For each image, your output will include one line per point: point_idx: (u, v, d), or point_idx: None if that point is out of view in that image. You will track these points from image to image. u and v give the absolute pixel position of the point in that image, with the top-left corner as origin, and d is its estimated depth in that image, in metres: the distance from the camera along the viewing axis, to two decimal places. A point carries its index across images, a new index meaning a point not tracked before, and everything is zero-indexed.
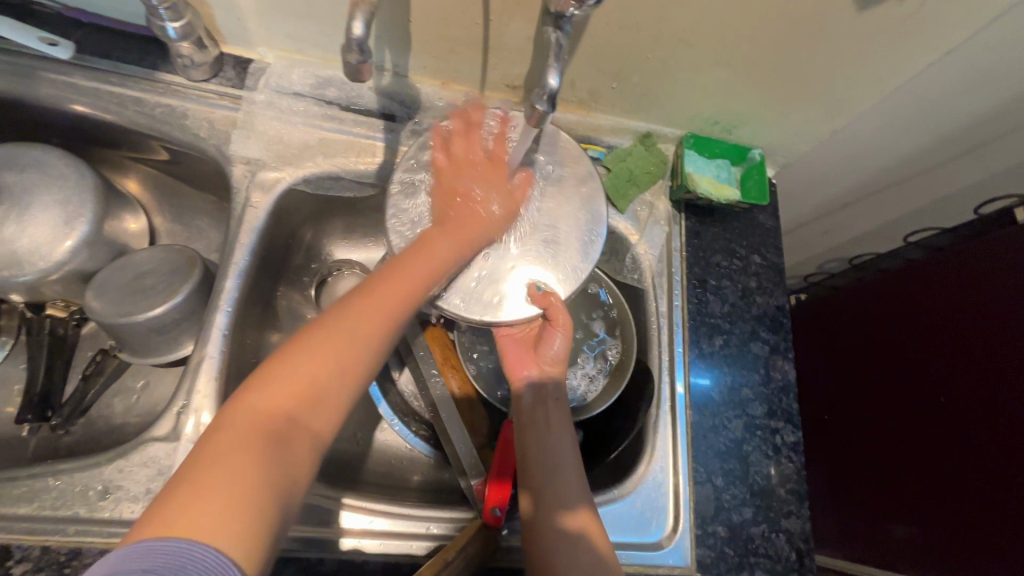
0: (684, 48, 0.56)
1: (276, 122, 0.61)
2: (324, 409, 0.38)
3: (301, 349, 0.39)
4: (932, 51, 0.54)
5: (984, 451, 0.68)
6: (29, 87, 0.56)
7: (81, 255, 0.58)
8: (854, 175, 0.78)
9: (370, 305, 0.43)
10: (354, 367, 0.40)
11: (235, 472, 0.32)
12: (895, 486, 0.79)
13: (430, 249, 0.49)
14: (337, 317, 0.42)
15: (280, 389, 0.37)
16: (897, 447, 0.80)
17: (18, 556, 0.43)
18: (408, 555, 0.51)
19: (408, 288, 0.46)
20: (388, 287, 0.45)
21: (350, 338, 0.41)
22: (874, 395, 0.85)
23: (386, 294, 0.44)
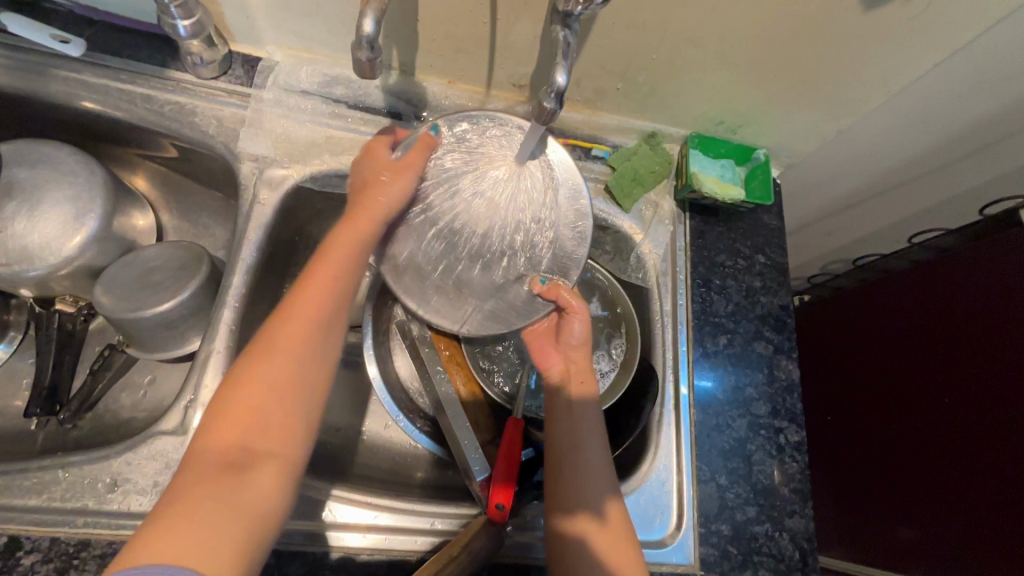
0: (690, 48, 0.56)
1: (284, 120, 0.61)
2: (274, 431, 0.40)
3: (237, 386, 0.41)
4: (938, 52, 0.54)
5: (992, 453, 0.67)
6: (41, 84, 0.57)
7: (91, 250, 0.58)
8: (859, 176, 0.78)
9: (291, 329, 0.43)
10: (291, 382, 0.42)
11: (197, 511, 0.35)
12: (898, 488, 0.79)
13: (337, 256, 0.48)
14: (262, 348, 0.42)
15: (229, 428, 0.39)
16: (899, 448, 0.80)
17: (28, 546, 0.43)
18: (413, 550, 0.51)
19: (325, 301, 0.45)
20: (305, 308, 0.45)
21: (288, 366, 0.42)
22: (878, 396, 0.85)
23: (305, 313, 0.44)
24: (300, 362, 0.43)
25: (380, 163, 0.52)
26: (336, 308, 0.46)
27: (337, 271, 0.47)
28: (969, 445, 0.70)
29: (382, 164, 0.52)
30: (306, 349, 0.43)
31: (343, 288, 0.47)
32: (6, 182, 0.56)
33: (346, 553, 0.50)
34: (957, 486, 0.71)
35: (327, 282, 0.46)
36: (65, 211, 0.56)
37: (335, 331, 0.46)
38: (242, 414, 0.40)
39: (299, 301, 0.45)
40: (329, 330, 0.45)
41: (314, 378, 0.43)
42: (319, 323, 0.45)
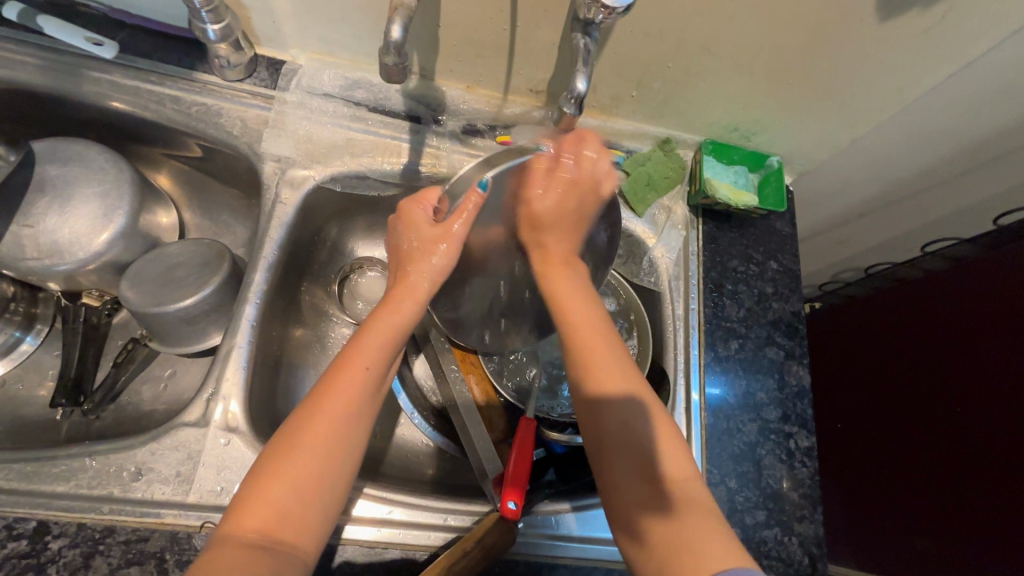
0: (706, 56, 0.57)
1: (306, 122, 0.63)
2: (299, 519, 0.38)
3: (262, 477, 0.39)
4: (953, 62, 0.55)
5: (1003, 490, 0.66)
6: (74, 84, 0.59)
7: (118, 246, 0.60)
8: (873, 184, 0.78)
9: (322, 417, 0.41)
10: (321, 462, 0.40)
11: None
12: (909, 504, 0.79)
13: (372, 338, 0.45)
14: (291, 438, 0.40)
15: (254, 512, 0.37)
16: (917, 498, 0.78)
17: (56, 531, 0.45)
18: (425, 545, 0.52)
19: (358, 392, 0.43)
20: (337, 397, 0.42)
21: (322, 447, 0.40)
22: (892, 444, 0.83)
23: (337, 403, 0.42)
24: (328, 453, 0.41)
25: (422, 237, 0.49)
26: (369, 398, 0.44)
27: (372, 360, 0.44)
28: (983, 485, 0.69)
29: (425, 239, 0.49)
30: (336, 438, 0.41)
31: (375, 378, 0.44)
32: (38, 179, 0.58)
33: (361, 547, 0.51)
34: (967, 496, 0.71)
35: (361, 370, 0.44)
36: (94, 209, 0.58)
37: (366, 424, 0.43)
38: (266, 506, 0.38)
39: (331, 389, 0.42)
40: (361, 421, 0.43)
41: (340, 473, 0.41)
42: (350, 414, 0.42)
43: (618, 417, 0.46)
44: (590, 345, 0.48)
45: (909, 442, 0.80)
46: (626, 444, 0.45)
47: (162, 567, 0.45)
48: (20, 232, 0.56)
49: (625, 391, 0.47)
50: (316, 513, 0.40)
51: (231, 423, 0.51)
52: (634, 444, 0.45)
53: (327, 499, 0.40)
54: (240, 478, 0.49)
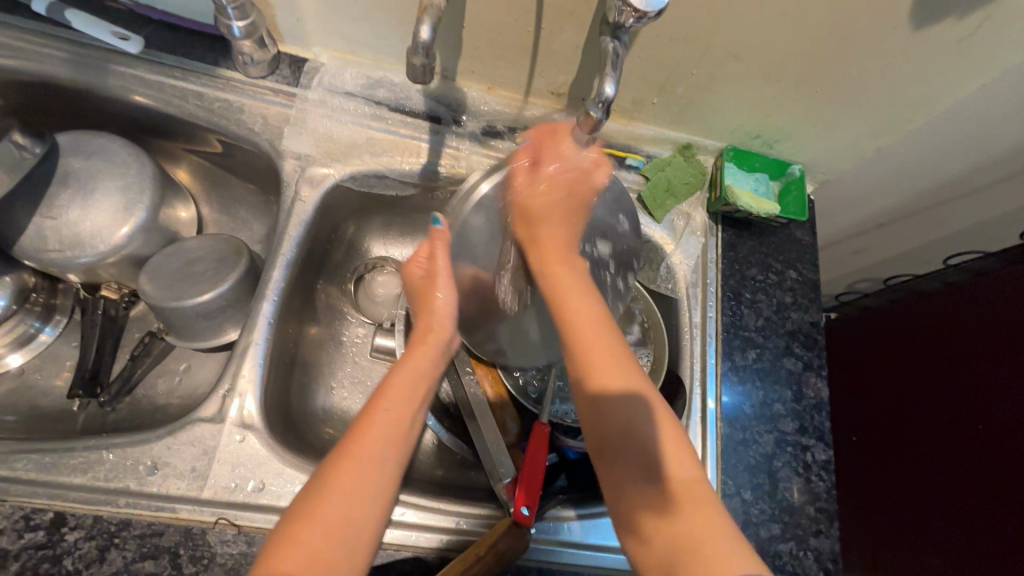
0: (732, 62, 0.56)
1: (327, 120, 0.63)
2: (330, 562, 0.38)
3: (296, 524, 0.39)
4: (986, 73, 0.54)
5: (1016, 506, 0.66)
6: (100, 78, 0.59)
7: (138, 240, 0.60)
8: (895, 195, 0.76)
9: (353, 460, 0.42)
10: (353, 505, 0.41)
11: None
12: (924, 531, 0.77)
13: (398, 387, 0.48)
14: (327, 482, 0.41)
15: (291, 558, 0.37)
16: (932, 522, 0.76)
17: (72, 523, 0.45)
18: (437, 548, 0.52)
19: (388, 435, 0.44)
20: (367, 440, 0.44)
21: (354, 492, 0.41)
22: (903, 466, 0.82)
23: (369, 448, 0.43)
24: (358, 495, 0.41)
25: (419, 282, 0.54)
26: (401, 440, 0.45)
27: (398, 404, 0.47)
28: (997, 502, 0.68)
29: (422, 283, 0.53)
30: (366, 479, 0.42)
31: (403, 423, 0.46)
32: (62, 171, 0.58)
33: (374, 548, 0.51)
34: (983, 513, 0.70)
35: (388, 414, 0.46)
36: (116, 202, 0.58)
37: (400, 466, 0.45)
38: (301, 553, 0.38)
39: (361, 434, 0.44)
40: (393, 464, 0.44)
41: (368, 517, 0.41)
42: (381, 457, 0.43)
43: (618, 412, 0.45)
44: (584, 338, 0.48)
45: (920, 462, 0.79)
46: (631, 436, 0.44)
47: (176, 563, 0.45)
48: (43, 223, 0.57)
49: (617, 384, 0.45)
50: (346, 559, 0.39)
51: (247, 420, 0.51)
52: (639, 436, 0.44)
53: (357, 544, 0.40)
54: (255, 475, 0.49)
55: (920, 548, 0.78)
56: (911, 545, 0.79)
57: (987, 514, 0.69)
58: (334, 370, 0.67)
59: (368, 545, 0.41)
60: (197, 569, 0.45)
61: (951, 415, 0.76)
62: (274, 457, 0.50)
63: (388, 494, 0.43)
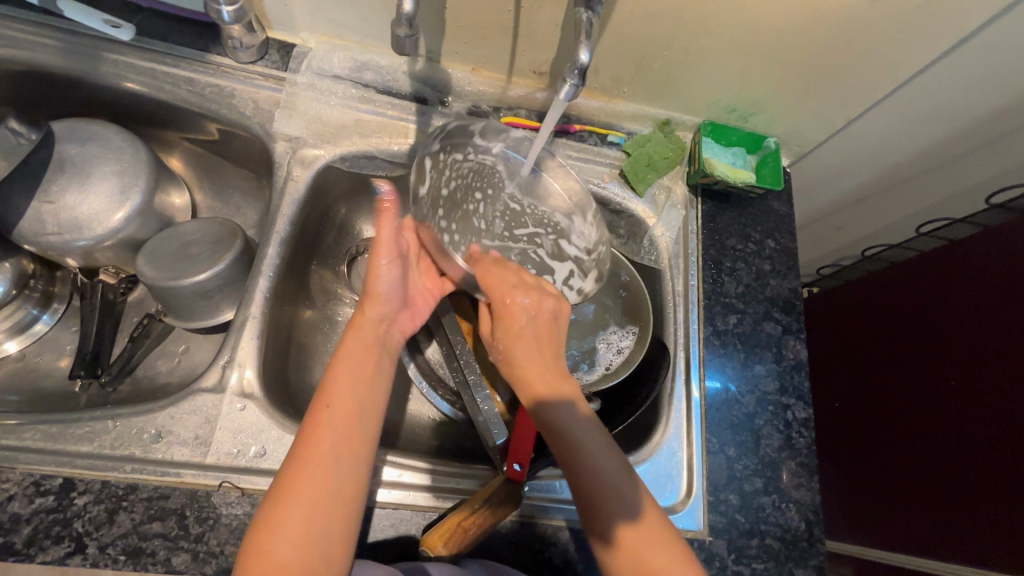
0: (704, 36, 0.59)
1: (317, 103, 0.65)
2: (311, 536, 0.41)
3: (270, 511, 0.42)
4: (944, 41, 0.57)
5: (989, 455, 0.69)
6: (93, 66, 0.61)
7: (134, 223, 0.61)
8: (867, 167, 0.79)
9: (300, 461, 0.44)
10: (318, 484, 0.43)
11: None
12: (906, 489, 0.80)
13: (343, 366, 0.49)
14: (280, 488, 0.43)
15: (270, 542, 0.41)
16: (914, 480, 0.79)
17: (81, 488, 0.46)
18: (436, 507, 0.54)
19: (331, 431, 0.45)
20: (320, 421, 0.46)
21: (315, 469, 0.43)
22: (886, 429, 0.85)
23: (311, 448, 0.44)
24: (320, 469, 0.43)
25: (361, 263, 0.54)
26: (349, 411, 0.47)
27: (338, 399, 0.47)
28: (972, 451, 0.72)
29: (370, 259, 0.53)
30: (326, 457, 0.44)
31: (344, 415, 0.47)
32: (58, 157, 0.60)
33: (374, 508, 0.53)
34: (960, 466, 0.73)
35: (328, 412, 0.46)
36: (112, 186, 0.60)
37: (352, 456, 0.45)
38: (269, 556, 0.40)
39: (304, 436, 0.45)
40: (341, 456, 0.45)
41: (337, 486, 0.44)
42: (329, 454, 0.44)
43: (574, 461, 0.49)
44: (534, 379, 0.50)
45: (902, 423, 0.82)
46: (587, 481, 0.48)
47: (183, 523, 0.47)
48: (42, 207, 0.58)
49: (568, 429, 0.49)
50: (325, 528, 0.42)
51: (247, 389, 0.53)
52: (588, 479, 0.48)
53: (327, 534, 0.42)
54: (256, 441, 0.51)
55: (902, 503, 0.81)
56: (894, 502, 0.82)
57: (964, 465, 0.72)
58: (329, 349, 0.69)
59: (341, 533, 0.43)
60: (204, 529, 0.47)
61: (929, 376, 0.80)
62: (274, 423, 0.52)
63: (347, 483, 0.44)
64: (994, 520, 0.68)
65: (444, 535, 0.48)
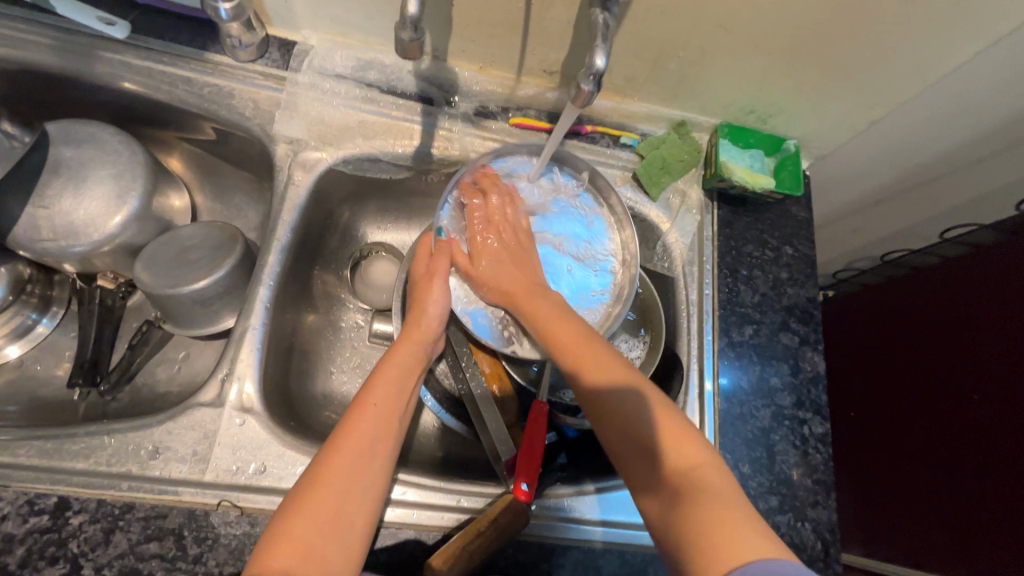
0: (724, 35, 0.56)
1: (318, 103, 0.62)
2: (323, 550, 0.39)
3: (286, 518, 0.40)
4: (979, 41, 0.53)
5: (1009, 471, 0.67)
6: (87, 65, 0.58)
7: (131, 228, 0.60)
8: (890, 170, 0.76)
9: (342, 450, 0.43)
10: (344, 497, 0.41)
11: None
12: (923, 502, 0.78)
13: (383, 378, 0.49)
14: (317, 473, 0.42)
15: (282, 549, 0.38)
16: (930, 492, 0.77)
17: (76, 507, 0.45)
18: (440, 526, 0.52)
19: (374, 427, 0.45)
20: (355, 430, 0.45)
21: (341, 478, 0.42)
22: (903, 439, 0.83)
23: (353, 441, 0.44)
24: (348, 483, 0.42)
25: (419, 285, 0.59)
26: (387, 429, 0.46)
27: (384, 398, 0.48)
28: (992, 466, 0.69)
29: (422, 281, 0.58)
30: (357, 469, 0.43)
31: (388, 416, 0.47)
32: (53, 160, 0.58)
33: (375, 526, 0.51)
34: (980, 481, 0.71)
35: (376, 408, 0.47)
36: (108, 190, 0.58)
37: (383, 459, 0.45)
38: (292, 544, 0.38)
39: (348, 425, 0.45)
40: (378, 456, 0.45)
41: (361, 505, 0.42)
42: (368, 450, 0.44)
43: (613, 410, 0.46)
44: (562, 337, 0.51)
45: (920, 434, 0.80)
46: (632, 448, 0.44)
47: (181, 544, 0.45)
48: (36, 212, 0.56)
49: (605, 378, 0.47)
50: (340, 550, 0.40)
51: (247, 403, 0.51)
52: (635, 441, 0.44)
53: (350, 536, 0.41)
54: (256, 457, 0.49)
55: (919, 515, 0.79)
56: (910, 515, 0.80)
57: (984, 480, 0.70)
58: (332, 357, 0.67)
59: (363, 538, 0.42)
60: (202, 550, 0.45)
61: (948, 386, 0.77)
62: (274, 439, 0.50)
63: (377, 486, 0.44)
64: (1014, 538, 0.66)
65: (446, 560, 0.46)
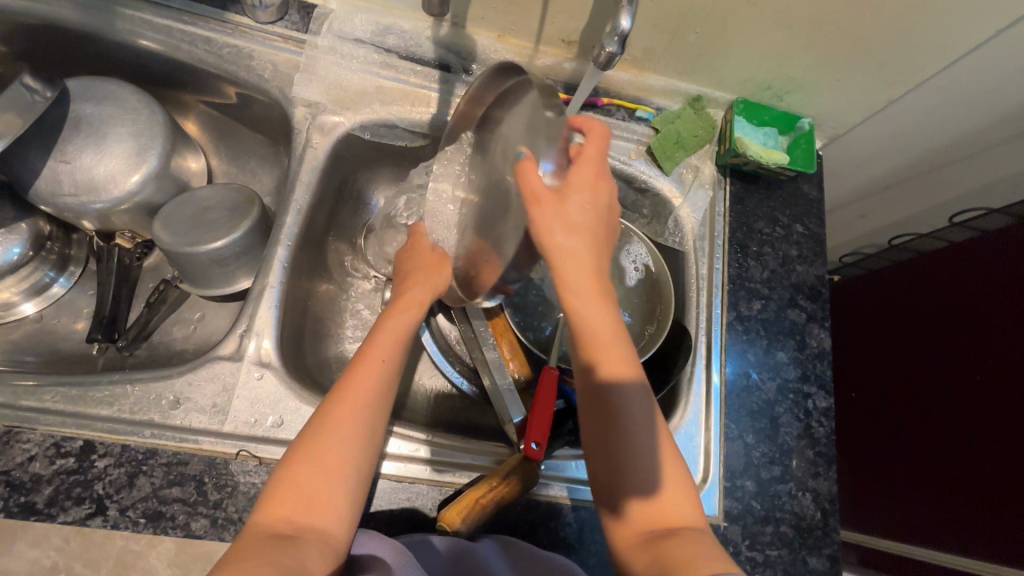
0: (745, 6, 0.56)
1: (337, 67, 0.63)
2: (321, 501, 0.40)
3: (292, 466, 0.41)
4: (1000, 20, 0.53)
5: (1005, 452, 0.69)
6: (108, 22, 0.59)
7: (150, 187, 0.60)
8: (904, 154, 0.76)
9: (344, 406, 0.44)
10: (345, 454, 0.42)
11: (256, 555, 0.35)
12: (919, 482, 0.80)
13: (387, 335, 0.48)
14: (317, 427, 0.43)
15: (287, 497, 0.40)
16: (925, 472, 0.79)
17: (101, 451, 0.46)
18: (451, 483, 0.54)
19: (378, 383, 0.45)
20: (356, 387, 0.44)
21: (343, 433, 0.43)
22: (904, 421, 0.84)
23: (357, 395, 0.44)
24: (349, 435, 0.43)
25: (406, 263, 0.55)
26: (390, 386, 0.46)
27: (390, 354, 0.47)
28: (988, 447, 0.71)
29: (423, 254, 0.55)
30: (360, 424, 0.43)
31: (390, 372, 0.46)
32: (73, 117, 0.58)
33: (388, 480, 0.52)
34: (975, 462, 0.73)
35: (380, 363, 0.46)
36: (127, 148, 0.58)
37: (379, 416, 0.45)
38: (297, 491, 0.40)
39: (351, 381, 0.45)
40: (380, 412, 0.45)
41: (361, 458, 0.43)
42: (372, 406, 0.44)
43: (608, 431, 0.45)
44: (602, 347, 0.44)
45: (919, 417, 0.82)
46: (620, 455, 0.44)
47: (202, 489, 0.47)
48: (57, 167, 0.57)
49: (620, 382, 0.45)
50: (343, 498, 0.41)
51: (265, 358, 0.53)
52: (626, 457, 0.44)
53: (350, 488, 0.42)
54: (274, 411, 0.51)
55: (914, 494, 0.81)
56: (906, 493, 0.82)
57: (980, 462, 0.72)
58: (345, 321, 0.68)
59: (363, 488, 0.43)
60: (222, 496, 0.47)
61: (950, 370, 0.78)
62: (291, 394, 0.52)
63: (376, 442, 0.44)
64: (1008, 517, 0.68)
65: (462, 512, 0.48)
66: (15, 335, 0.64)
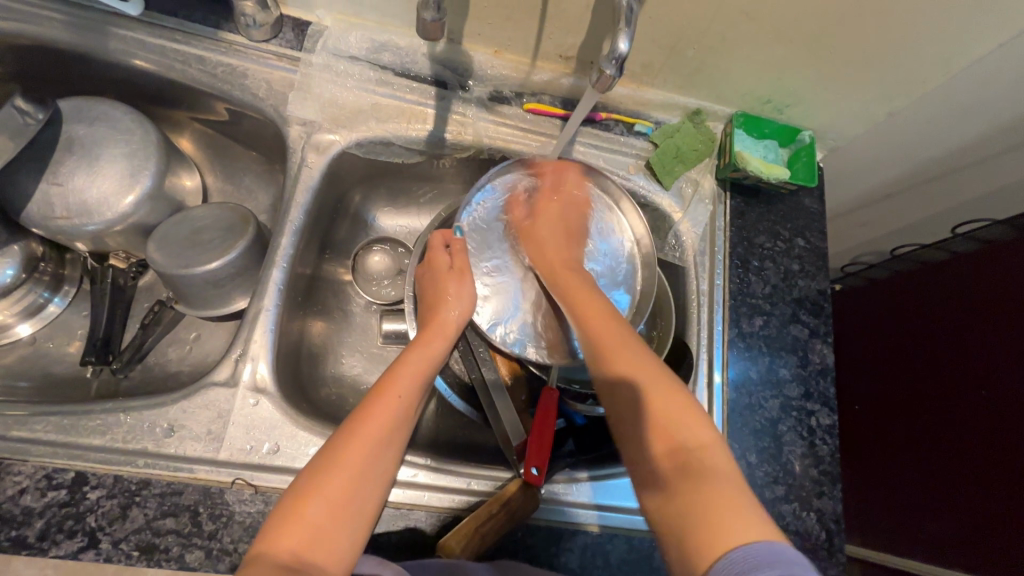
0: (744, 21, 0.55)
1: (332, 85, 0.62)
2: (325, 540, 0.38)
3: (297, 501, 0.39)
4: (1002, 34, 0.52)
5: (1006, 467, 0.68)
6: (101, 42, 0.58)
7: (143, 208, 0.59)
8: (906, 166, 0.75)
9: (359, 438, 0.42)
10: (354, 491, 0.40)
11: None
12: (923, 495, 0.79)
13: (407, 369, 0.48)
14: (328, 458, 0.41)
15: (290, 532, 0.38)
16: (930, 486, 0.79)
17: (94, 482, 0.46)
18: (450, 508, 0.53)
19: (394, 418, 0.44)
20: (372, 420, 0.43)
21: (356, 464, 0.41)
22: (908, 433, 0.83)
23: (371, 430, 0.43)
24: (361, 470, 0.41)
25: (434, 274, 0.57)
26: (403, 423, 0.45)
27: (407, 389, 0.47)
28: (991, 461, 0.70)
29: (443, 274, 0.57)
30: (375, 460, 0.42)
31: (407, 410, 0.45)
32: (66, 138, 0.57)
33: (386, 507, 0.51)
34: (977, 477, 0.72)
35: (397, 398, 0.45)
36: (120, 170, 0.58)
37: (393, 452, 0.44)
38: (302, 527, 0.38)
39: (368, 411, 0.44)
40: (393, 448, 0.44)
41: (372, 497, 0.41)
42: (386, 442, 0.43)
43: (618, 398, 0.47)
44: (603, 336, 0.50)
45: (921, 429, 0.81)
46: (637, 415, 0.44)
47: (196, 519, 0.46)
48: (49, 190, 0.56)
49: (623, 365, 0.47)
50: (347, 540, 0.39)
51: (260, 384, 0.52)
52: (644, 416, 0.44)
53: (355, 529, 0.40)
54: (270, 437, 0.50)
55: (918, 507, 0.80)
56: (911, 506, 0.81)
57: (982, 475, 0.71)
58: (342, 341, 0.67)
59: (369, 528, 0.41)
60: (217, 526, 0.46)
61: (953, 382, 0.78)
62: (288, 420, 0.51)
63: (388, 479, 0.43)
64: (1011, 533, 0.67)
65: (461, 540, 0.48)
66: (8, 358, 0.63)
